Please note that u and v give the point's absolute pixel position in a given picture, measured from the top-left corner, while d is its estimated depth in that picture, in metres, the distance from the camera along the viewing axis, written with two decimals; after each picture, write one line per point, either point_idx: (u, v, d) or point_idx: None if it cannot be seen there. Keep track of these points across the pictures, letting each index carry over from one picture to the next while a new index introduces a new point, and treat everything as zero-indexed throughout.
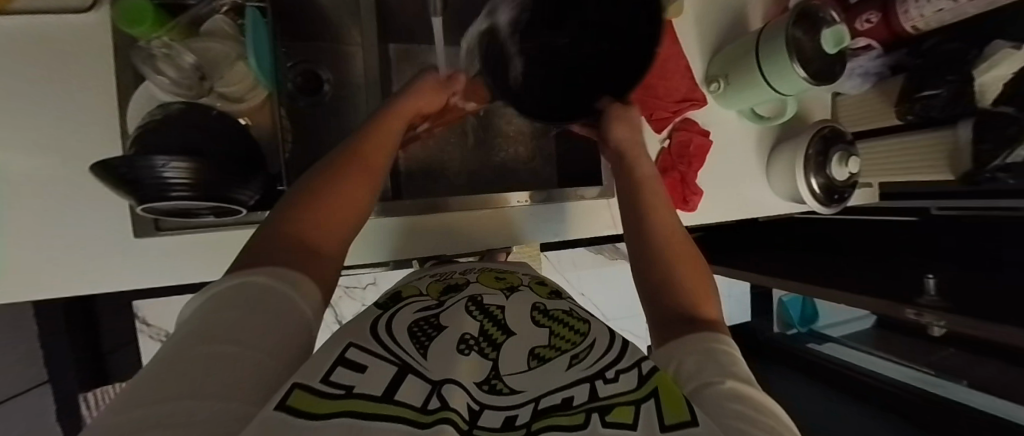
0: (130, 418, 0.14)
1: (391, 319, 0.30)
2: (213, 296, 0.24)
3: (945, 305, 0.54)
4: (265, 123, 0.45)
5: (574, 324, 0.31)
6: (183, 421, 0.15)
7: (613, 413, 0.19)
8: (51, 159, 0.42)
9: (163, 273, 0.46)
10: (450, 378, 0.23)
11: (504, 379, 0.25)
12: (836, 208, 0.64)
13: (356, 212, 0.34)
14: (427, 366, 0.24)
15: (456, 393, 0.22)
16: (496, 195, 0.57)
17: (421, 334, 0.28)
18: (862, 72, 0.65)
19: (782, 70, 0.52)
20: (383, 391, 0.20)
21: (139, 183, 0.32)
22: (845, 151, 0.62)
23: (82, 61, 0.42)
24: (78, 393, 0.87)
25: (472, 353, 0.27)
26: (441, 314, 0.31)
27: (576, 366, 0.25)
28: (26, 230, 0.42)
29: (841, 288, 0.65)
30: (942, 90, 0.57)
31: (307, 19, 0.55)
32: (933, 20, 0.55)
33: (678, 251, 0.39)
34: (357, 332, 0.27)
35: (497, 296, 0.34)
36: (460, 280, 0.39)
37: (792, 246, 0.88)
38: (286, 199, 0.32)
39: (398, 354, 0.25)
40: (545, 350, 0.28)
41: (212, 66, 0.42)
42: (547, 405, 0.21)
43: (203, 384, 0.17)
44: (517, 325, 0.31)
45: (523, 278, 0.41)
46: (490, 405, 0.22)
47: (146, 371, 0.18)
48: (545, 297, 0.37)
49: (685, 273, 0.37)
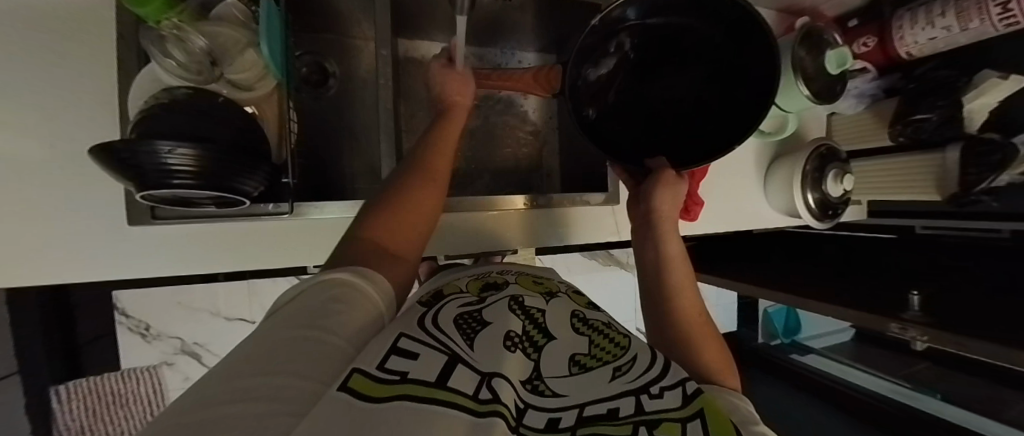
0: (229, 389, 0.16)
1: (435, 311, 0.31)
2: (296, 291, 0.26)
3: (927, 320, 0.56)
4: (270, 113, 0.43)
5: (615, 337, 0.31)
6: (267, 394, 0.16)
7: (661, 428, 0.20)
8: (35, 143, 0.39)
9: (158, 264, 0.44)
10: (498, 371, 0.23)
11: (546, 381, 0.26)
12: (830, 222, 0.67)
13: (428, 219, 0.37)
14: (474, 357, 0.25)
15: (505, 388, 0.22)
16: (503, 197, 0.57)
17: (466, 327, 0.29)
18: (858, 93, 0.68)
19: (787, 88, 0.53)
20: (436, 377, 0.21)
21: (141, 168, 0.31)
22: (839, 169, 0.64)
23: (88, 40, 0.41)
24: (50, 386, 0.81)
25: (518, 351, 0.27)
26: (483, 310, 0.32)
27: (618, 379, 0.25)
28: (9, 211, 0.39)
29: (829, 300, 0.66)
30: (932, 115, 0.59)
31: (321, 13, 0.54)
32: (926, 48, 0.58)
33: (693, 314, 0.39)
34: (406, 322, 0.28)
35: (538, 299, 0.35)
36: (499, 279, 0.40)
37: (784, 258, 0.90)
38: (365, 212, 0.36)
39: (445, 344, 0.25)
40: (586, 358, 0.28)
41: (223, 50, 0.40)
42: (593, 413, 0.22)
43: (281, 364, 0.19)
44: (558, 329, 0.31)
45: (561, 286, 0.42)
46: (534, 405, 0.23)
47: (234, 354, 0.20)
48: (585, 306, 0.37)
49: (701, 334, 0.37)
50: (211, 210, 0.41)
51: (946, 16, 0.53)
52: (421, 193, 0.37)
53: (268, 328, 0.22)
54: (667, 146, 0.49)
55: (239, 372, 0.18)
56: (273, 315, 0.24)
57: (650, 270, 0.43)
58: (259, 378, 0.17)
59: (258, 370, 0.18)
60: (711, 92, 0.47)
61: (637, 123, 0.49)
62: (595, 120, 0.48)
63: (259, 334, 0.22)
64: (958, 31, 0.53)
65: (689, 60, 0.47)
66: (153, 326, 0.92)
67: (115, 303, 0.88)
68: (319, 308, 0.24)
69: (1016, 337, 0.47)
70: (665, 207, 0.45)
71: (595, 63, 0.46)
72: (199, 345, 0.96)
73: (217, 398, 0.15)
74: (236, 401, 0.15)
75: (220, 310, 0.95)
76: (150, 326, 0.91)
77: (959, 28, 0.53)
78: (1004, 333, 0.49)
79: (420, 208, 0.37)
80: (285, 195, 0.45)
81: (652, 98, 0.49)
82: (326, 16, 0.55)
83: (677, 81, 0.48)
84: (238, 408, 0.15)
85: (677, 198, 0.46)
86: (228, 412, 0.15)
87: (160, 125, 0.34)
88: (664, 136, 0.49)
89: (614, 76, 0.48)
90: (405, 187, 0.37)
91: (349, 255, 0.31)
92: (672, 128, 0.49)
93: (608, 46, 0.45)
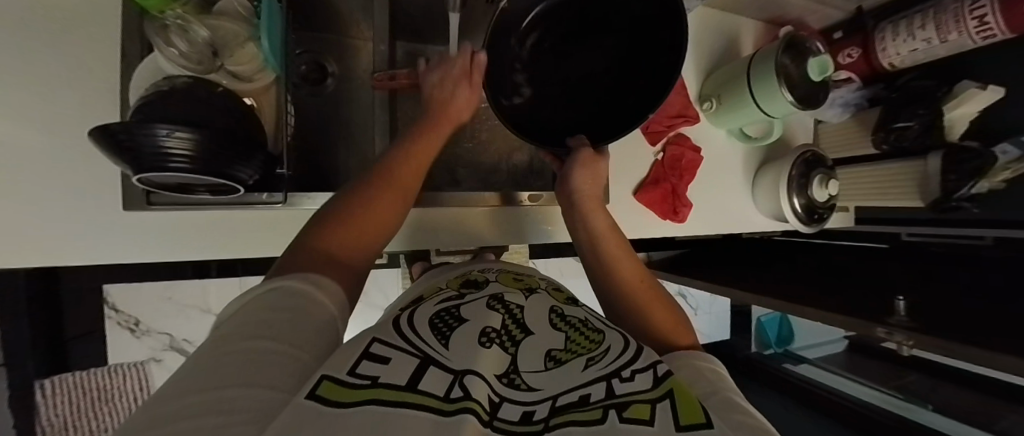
0: (179, 405, 0.15)
1: (412, 313, 0.31)
2: (249, 301, 0.25)
3: (913, 325, 0.56)
4: (268, 106, 0.45)
5: (589, 333, 0.31)
6: (227, 407, 0.16)
7: (631, 411, 0.20)
8: (36, 130, 0.40)
9: (153, 250, 0.45)
10: (472, 369, 0.23)
11: (522, 375, 0.26)
12: (816, 227, 0.68)
13: (386, 226, 0.36)
14: (448, 357, 0.24)
15: (478, 384, 0.22)
16: (491, 193, 0.58)
17: (442, 326, 0.28)
18: (842, 102, 0.70)
19: (770, 93, 0.55)
20: (407, 380, 0.20)
21: (137, 151, 0.32)
22: (824, 174, 0.66)
23: (92, 32, 0.42)
24: (35, 379, 0.84)
25: (494, 346, 0.27)
26: (462, 308, 0.32)
27: (591, 367, 0.26)
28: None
29: (817, 305, 0.67)
30: (914, 123, 0.61)
31: (318, 10, 0.55)
32: (908, 58, 0.60)
33: (637, 283, 0.42)
34: (382, 330, 0.28)
35: (518, 296, 0.35)
36: (480, 277, 0.40)
37: (774, 264, 0.90)
38: (317, 219, 0.34)
39: (418, 346, 0.25)
40: (561, 353, 0.28)
41: (223, 43, 0.42)
42: (565, 402, 0.22)
43: (244, 374, 0.18)
44: (536, 325, 0.31)
45: (541, 282, 0.42)
46: (509, 398, 0.23)
47: (184, 369, 0.19)
48: (564, 302, 0.37)
49: (651, 303, 0.40)
50: (206, 197, 0.42)
51: (925, 29, 0.55)
52: (382, 191, 0.37)
53: (224, 333, 0.22)
54: (604, 127, 0.49)
55: (198, 384, 0.17)
56: (227, 322, 0.23)
57: (590, 253, 0.45)
58: (221, 389, 0.17)
59: (221, 381, 0.17)
60: (638, 64, 0.47)
61: (586, 107, 0.49)
62: (542, 116, 0.48)
63: (211, 344, 0.21)
64: (938, 43, 0.55)
65: (611, 34, 0.46)
66: (143, 322, 0.89)
67: (104, 297, 0.85)
68: (276, 315, 0.23)
69: (998, 342, 0.48)
70: (586, 187, 0.48)
71: (514, 56, 0.46)
72: (188, 342, 0.92)
73: (173, 412, 0.15)
74: (188, 417, 0.15)
75: (211, 305, 0.92)
76: (140, 322, 0.89)
77: (939, 40, 0.55)
78: (987, 338, 0.49)
79: (380, 215, 0.36)
80: (280, 185, 0.46)
81: (585, 83, 0.48)
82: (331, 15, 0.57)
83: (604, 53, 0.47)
84: (195, 422, 0.14)
85: (599, 176, 0.48)
86: (191, 425, 0.14)
87: (150, 111, 0.34)
88: (614, 120, 0.49)
89: (545, 59, 0.47)
90: (362, 184, 0.37)
91: (301, 257, 0.30)
92: (615, 115, 0.48)
93: (522, 32, 0.45)
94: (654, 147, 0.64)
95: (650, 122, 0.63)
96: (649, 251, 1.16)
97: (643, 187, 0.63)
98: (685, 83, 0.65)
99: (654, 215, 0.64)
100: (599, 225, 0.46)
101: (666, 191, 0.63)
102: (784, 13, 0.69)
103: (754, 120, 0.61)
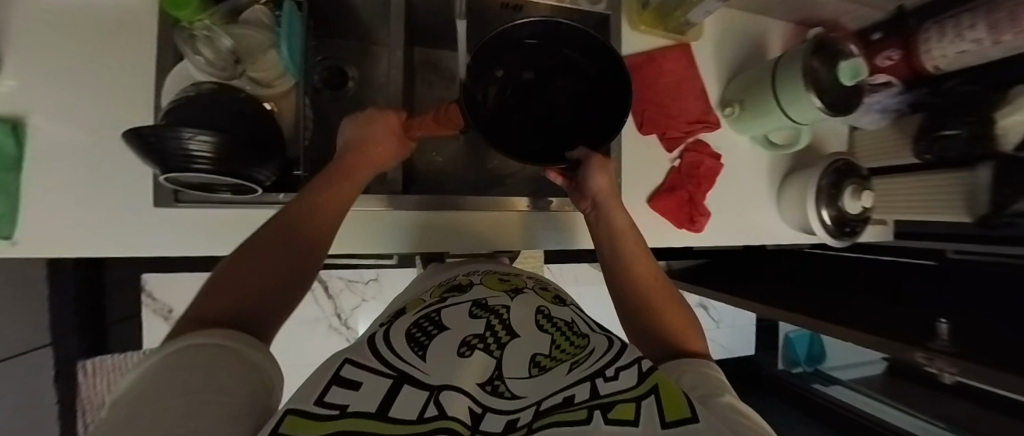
0: None
1: (388, 330, 0.30)
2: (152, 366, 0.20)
3: (957, 351, 0.51)
4: (289, 110, 0.47)
5: (574, 337, 0.30)
6: None
7: (615, 411, 0.18)
8: (78, 130, 0.43)
9: (178, 244, 0.47)
10: (449, 384, 0.22)
11: (507, 382, 0.24)
12: (847, 240, 0.64)
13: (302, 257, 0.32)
14: (426, 372, 0.23)
15: (455, 400, 0.20)
16: (510, 198, 0.58)
17: (421, 335, 0.28)
18: (881, 108, 0.66)
19: (797, 98, 0.52)
20: (377, 408, 0.18)
21: (164, 152, 0.34)
22: (857, 185, 0.62)
23: (131, 39, 0.45)
24: (78, 360, 0.89)
25: (475, 354, 0.26)
26: (441, 316, 0.31)
27: (576, 370, 0.24)
28: (43, 188, 0.42)
29: (847, 324, 0.62)
30: (961, 130, 0.56)
31: (342, 21, 0.58)
32: (955, 61, 0.55)
33: (651, 282, 0.41)
34: (356, 351, 0.26)
35: (502, 299, 0.35)
36: (465, 280, 0.40)
37: (802, 277, 0.86)
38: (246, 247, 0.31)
39: (394, 366, 0.23)
40: (546, 358, 0.27)
41: (249, 52, 0.45)
42: (549, 405, 0.21)
43: (174, 420, 0.15)
44: (521, 327, 0.30)
45: (528, 282, 0.42)
46: (492, 408, 0.21)
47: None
48: (549, 301, 0.37)
49: (662, 307, 0.39)
50: (226, 196, 0.45)
51: (975, 28, 0.51)
52: (309, 221, 0.35)
53: (126, 404, 0.17)
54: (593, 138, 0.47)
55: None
56: (129, 394, 0.18)
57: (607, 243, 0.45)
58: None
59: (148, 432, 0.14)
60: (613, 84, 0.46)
61: (569, 122, 0.48)
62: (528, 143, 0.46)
63: (114, 414, 0.16)
64: (991, 43, 0.50)
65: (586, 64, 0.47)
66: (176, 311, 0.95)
67: (143, 284, 0.93)
68: (196, 374, 0.19)
69: None
70: (604, 188, 0.46)
71: (492, 94, 0.47)
72: None
73: None
74: None
75: None
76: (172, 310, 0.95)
77: (991, 41, 0.50)
78: None
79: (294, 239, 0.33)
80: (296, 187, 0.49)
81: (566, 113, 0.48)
82: (355, 24, 0.59)
83: (563, 97, 0.49)
84: None
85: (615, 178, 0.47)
86: None
87: (177, 117, 0.37)
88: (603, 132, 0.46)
89: (510, 99, 0.48)
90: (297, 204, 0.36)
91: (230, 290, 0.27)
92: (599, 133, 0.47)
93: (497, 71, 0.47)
94: (670, 154, 0.62)
95: (667, 128, 0.61)
96: (668, 260, 1.13)
97: (658, 194, 0.61)
98: (704, 88, 0.63)
99: (669, 224, 0.62)
100: (618, 222, 0.45)
101: (682, 199, 0.61)
102: (814, 14, 0.66)
103: (779, 127, 0.58)
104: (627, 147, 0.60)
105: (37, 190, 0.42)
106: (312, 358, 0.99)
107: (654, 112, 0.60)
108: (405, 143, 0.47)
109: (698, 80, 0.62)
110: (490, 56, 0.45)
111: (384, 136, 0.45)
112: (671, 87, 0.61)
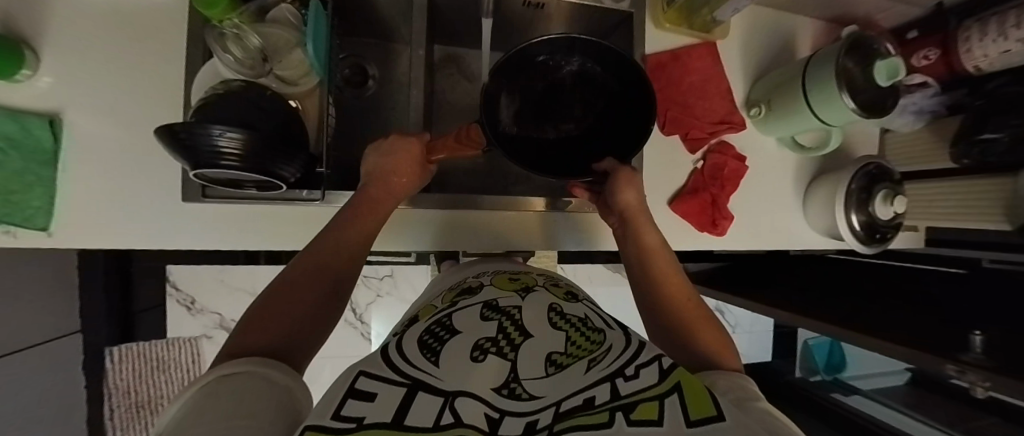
0: None
1: (401, 338, 0.30)
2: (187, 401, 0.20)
3: (991, 364, 0.49)
4: (313, 108, 0.48)
5: (590, 333, 0.29)
6: None
7: (638, 411, 0.17)
8: (108, 124, 0.44)
9: (204, 237, 0.48)
10: (464, 390, 0.21)
11: (523, 383, 0.23)
12: (876, 247, 0.61)
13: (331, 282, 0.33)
14: (440, 379, 0.23)
15: (470, 406, 0.19)
16: (530, 198, 0.57)
17: (433, 340, 0.28)
18: (916, 109, 0.63)
19: (828, 99, 0.50)
20: (393, 417, 0.17)
21: (195, 150, 0.34)
22: (890, 189, 0.58)
23: (161, 36, 0.46)
24: (106, 347, 0.91)
25: (488, 357, 0.26)
26: (453, 322, 0.31)
27: (593, 369, 0.24)
28: (76, 178, 0.44)
29: (872, 333, 0.60)
30: (1003, 134, 0.53)
31: (365, 19, 0.58)
32: (996, 62, 0.52)
33: (680, 296, 0.41)
34: (370, 362, 0.25)
35: (512, 298, 0.35)
36: (475, 283, 0.40)
37: (825, 283, 0.83)
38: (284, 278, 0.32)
39: (408, 373, 0.23)
40: (562, 356, 0.26)
41: (275, 50, 0.45)
42: (570, 407, 0.19)
43: None
44: (535, 327, 0.30)
45: (538, 280, 0.42)
46: (509, 411, 0.20)
47: None
48: (562, 298, 0.36)
49: (692, 319, 0.39)
50: (250, 192, 0.46)
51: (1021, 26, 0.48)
52: (339, 244, 0.36)
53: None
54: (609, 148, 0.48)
55: None
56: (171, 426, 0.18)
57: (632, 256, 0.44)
58: None
59: None
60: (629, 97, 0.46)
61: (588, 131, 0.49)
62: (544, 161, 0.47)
63: None
64: None
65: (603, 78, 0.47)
66: (198, 302, 0.99)
67: (167, 276, 0.96)
68: (228, 401, 0.19)
69: None
70: (631, 203, 0.44)
71: (509, 106, 0.47)
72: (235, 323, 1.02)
73: None
74: None
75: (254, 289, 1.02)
76: (195, 301, 0.99)
77: None
78: None
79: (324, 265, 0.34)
80: (319, 183, 0.49)
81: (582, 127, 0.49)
82: (377, 23, 0.59)
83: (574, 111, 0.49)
84: None
85: (641, 190, 0.45)
86: None
87: (204, 116, 0.37)
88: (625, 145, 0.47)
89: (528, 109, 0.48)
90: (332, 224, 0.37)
91: (262, 322, 0.28)
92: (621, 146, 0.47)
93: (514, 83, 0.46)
94: (693, 155, 0.61)
95: (691, 128, 0.60)
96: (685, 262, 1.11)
97: (680, 197, 0.60)
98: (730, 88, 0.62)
99: (690, 226, 0.60)
100: (645, 239, 0.44)
101: (705, 202, 0.59)
102: (847, 11, 0.63)
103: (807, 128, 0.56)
104: (649, 148, 0.59)
105: (70, 180, 0.43)
106: (327, 352, 1.01)
107: (677, 111, 0.59)
108: (427, 165, 0.46)
109: (723, 80, 0.61)
110: (507, 71, 0.44)
111: (405, 159, 0.44)
112: (694, 87, 0.60)
